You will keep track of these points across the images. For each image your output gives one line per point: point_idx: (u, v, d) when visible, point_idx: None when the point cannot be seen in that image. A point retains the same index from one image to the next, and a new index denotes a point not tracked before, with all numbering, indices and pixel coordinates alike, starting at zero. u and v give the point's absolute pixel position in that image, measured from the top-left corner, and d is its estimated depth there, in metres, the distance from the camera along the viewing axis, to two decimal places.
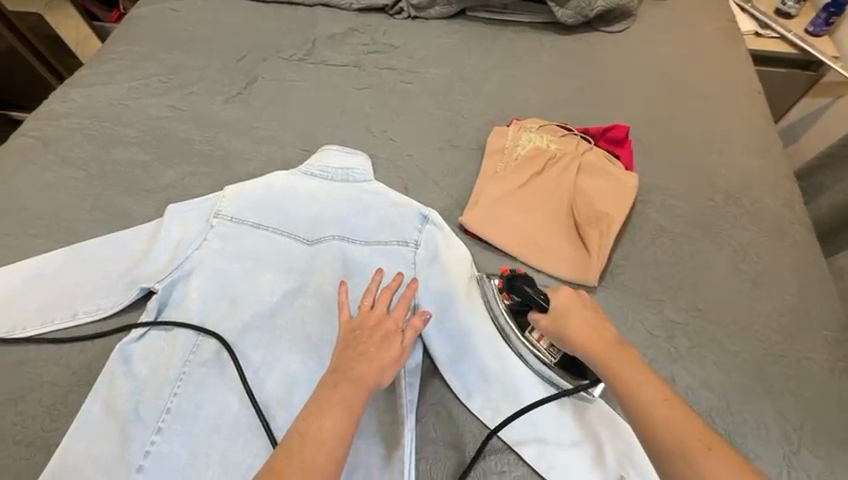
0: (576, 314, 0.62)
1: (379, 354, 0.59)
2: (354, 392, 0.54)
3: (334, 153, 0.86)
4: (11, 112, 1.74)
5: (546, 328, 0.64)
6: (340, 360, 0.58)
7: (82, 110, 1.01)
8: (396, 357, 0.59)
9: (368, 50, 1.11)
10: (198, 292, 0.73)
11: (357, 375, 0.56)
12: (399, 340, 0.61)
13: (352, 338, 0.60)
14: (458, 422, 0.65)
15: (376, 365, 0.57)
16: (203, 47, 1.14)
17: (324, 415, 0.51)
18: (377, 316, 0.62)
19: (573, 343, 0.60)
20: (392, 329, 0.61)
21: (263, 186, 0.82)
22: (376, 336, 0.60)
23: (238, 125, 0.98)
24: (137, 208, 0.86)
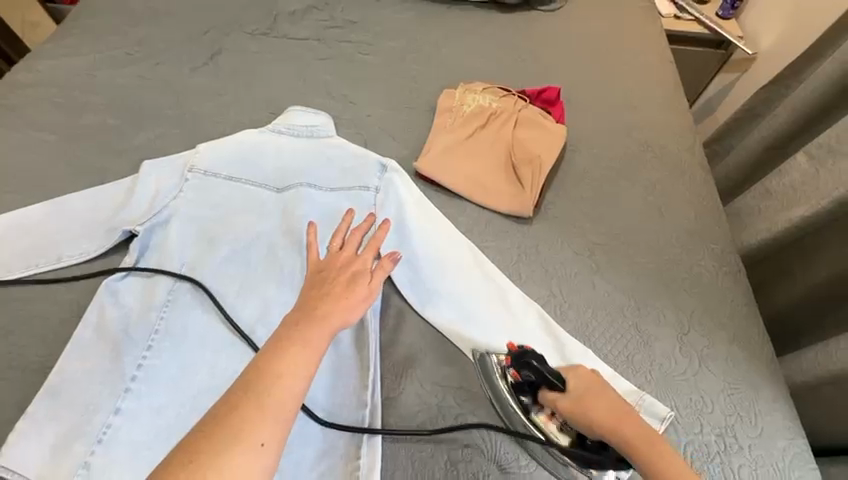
0: (595, 396, 0.60)
1: (346, 293, 0.60)
2: (319, 329, 0.55)
3: (298, 112, 0.94)
4: None
5: (570, 416, 0.59)
6: (307, 300, 0.59)
7: (47, 79, 1.05)
8: (365, 297, 0.61)
9: (327, 26, 1.20)
10: (177, 235, 0.80)
11: (322, 315, 0.57)
12: (369, 281, 0.62)
13: (320, 276, 0.62)
14: (417, 329, 0.75)
15: (343, 303, 0.59)
16: (167, 22, 1.19)
17: (286, 353, 0.52)
18: (346, 256, 0.64)
19: (597, 430, 0.57)
20: (360, 268, 0.63)
21: (233, 143, 0.89)
22: (343, 274, 0.62)
23: (206, 92, 1.05)
24: (112, 166, 0.92)
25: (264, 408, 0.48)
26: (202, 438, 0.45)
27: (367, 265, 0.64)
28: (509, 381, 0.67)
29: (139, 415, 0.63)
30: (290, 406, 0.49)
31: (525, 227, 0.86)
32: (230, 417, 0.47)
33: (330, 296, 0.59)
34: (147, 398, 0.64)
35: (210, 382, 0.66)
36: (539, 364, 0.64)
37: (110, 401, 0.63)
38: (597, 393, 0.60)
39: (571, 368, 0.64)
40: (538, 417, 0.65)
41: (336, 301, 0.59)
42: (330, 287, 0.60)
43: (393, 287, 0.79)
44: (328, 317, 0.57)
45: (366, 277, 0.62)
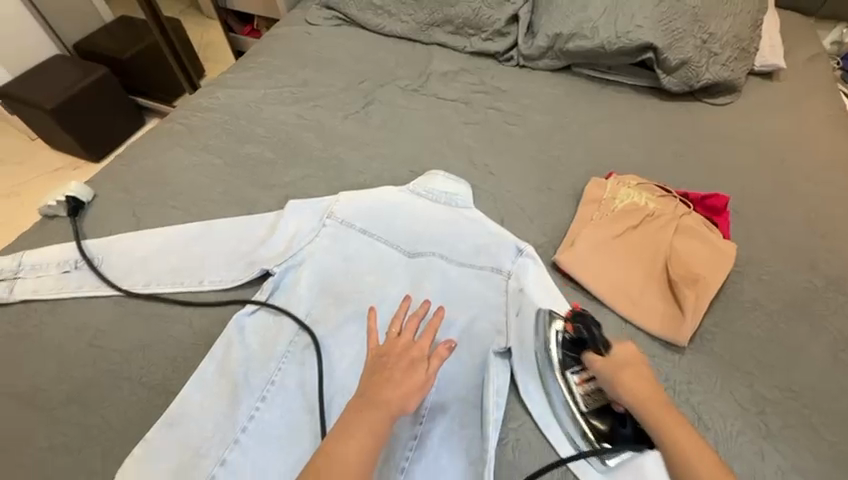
0: (634, 370, 0.63)
1: (405, 379, 0.60)
2: (379, 415, 0.57)
3: (440, 176, 0.93)
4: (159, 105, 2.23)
5: (603, 377, 0.63)
6: (368, 386, 0.59)
7: (222, 107, 1.16)
8: (422, 382, 0.60)
9: (476, 90, 1.20)
10: (307, 282, 0.80)
11: (382, 403, 0.57)
12: (425, 366, 0.62)
13: (379, 361, 0.62)
14: (538, 451, 0.66)
15: (399, 389, 0.59)
16: (330, 68, 1.28)
17: (348, 439, 0.55)
18: (403, 342, 0.63)
19: (626, 393, 0.61)
20: (418, 356, 0.62)
21: (374, 197, 0.90)
22: (400, 361, 0.61)
23: (354, 139, 1.09)
24: (260, 198, 0.97)
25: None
26: None
27: (424, 351, 0.63)
28: (561, 339, 0.71)
29: (241, 473, 0.61)
30: None
31: (676, 357, 0.74)
32: None
33: (390, 383, 0.59)
34: (253, 454, 0.62)
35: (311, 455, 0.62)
36: (593, 326, 0.68)
37: (218, 450, 0.62)
38: (637, 369, 0.63)
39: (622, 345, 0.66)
40: (574, 379, 0.68)
41: (394, 390, 0.59)
42: (389, 375, 0.60)
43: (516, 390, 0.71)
44: (387, 405, 0.57)
45: (423, 363, 0.62)
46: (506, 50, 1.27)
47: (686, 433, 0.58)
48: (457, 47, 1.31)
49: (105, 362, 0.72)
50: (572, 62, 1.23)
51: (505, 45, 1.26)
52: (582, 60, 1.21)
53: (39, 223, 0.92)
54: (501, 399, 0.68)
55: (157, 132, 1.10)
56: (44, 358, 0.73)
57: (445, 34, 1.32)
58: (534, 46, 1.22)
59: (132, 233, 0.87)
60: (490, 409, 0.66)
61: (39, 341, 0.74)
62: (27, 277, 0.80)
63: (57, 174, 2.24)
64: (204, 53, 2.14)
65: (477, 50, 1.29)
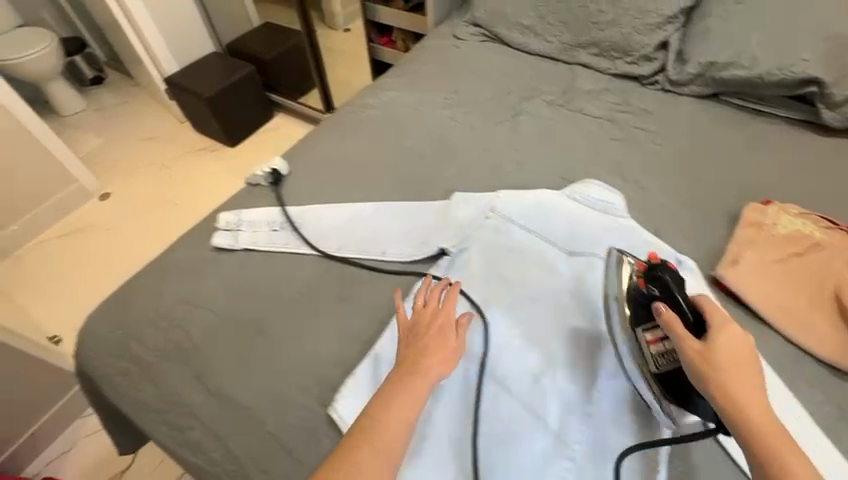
0: (740, 362, 0.59)
1: (442, 347, 0.68)
2: (417, 380, 0.63)
3: (595, 185, 1.00)
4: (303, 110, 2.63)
5: (690, 358, 0.61)
6: (409, 354, 0.66)
7: (384, 106, 1.31)
8: (452, 350, 0.69)
9: (620, 109, 1.25)
10: (478, 265, 0.90)
11: (424, 370, 0.64)
12: (448, 335, 0.70)
13: (413, 333, 0.71)
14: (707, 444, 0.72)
15: (437, 355, 0.67)
16: (477, 79, 1.39)
17: (391, 400, 0.60)
18: (430, 312, 0.72)
19: (711, 369, 0.59)
20: (446, 324, 0.71)
21: (533, 197, 0.99)
22: (438, 336, 0.70)
23: (505, 144, 1.18)
24: (425, 188, 1.08)
25: (376, 453, 0.56)
26: (332, 464, 0.54)
27: (450, 320, 0.72)
28: (632, 286, 0.74)
29: (439, 419, 0.75)
30: (397, 451, 0.57)
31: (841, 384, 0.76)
32: (354, 451, 0.55)
33: (433, 354, 0.67)
34: (448, 403, 0.76)
35: (498, 410, 0.75)
36: (674, 289, 0.68)
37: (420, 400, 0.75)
38: (693, 351, 0.61)
39: (723, 329, 0.62)
40: (645, 336, 0.70)
41: (434, 357, 0.66)
42: (426, 343, 0.68)
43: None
44: (429, 370, 0.65)
45: (450, 339, 0.70)
46: (651, 74, 1.32)
47: (720, 402, 0.57)
48: (601, 68, 1.37)
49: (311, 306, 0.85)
50: (720, 91, 1.25)
51: (651, 70, 1.31)
52: (733, 89, 1.22)
53: (245, 190, 1.11)
54: None
55: (332, 124, 1.27)
56: (261, 295, 0.86)
57: (589, 55, 1.39)
58: (683, 72, 1.26)
59: (324, 205, 1.02)
60: None
61: (255, 282, 0.88)
62: (246, 230, 0.96)
63: (199, 153, 2.57)
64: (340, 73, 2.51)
65: (621, 73, 1.35)
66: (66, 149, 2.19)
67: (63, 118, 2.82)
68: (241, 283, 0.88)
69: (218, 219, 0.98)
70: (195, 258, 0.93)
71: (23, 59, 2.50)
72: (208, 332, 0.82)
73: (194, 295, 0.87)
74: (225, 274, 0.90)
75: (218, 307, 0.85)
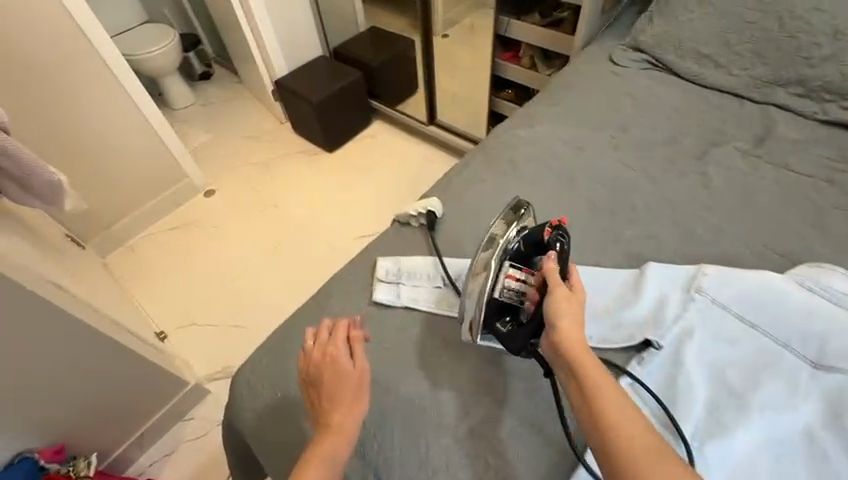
0: (568, 306, 0.66)
1: (343, 391, 0.68)
2: (334, 434, 0.65)
3: (840, 275, 0.79)
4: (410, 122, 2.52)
5: (558, 294, 0.67)
6: (321, 407, 0.68)
7: (540, 141, 1.16)
8: (355, 384, 0.69)
9: (841, 168, 1.02)
10: (694, 364, 0.73)
11: (333, 423, 0.66)
12: (345, 361, 0.70)
13: (311, 372, 0.71)
14: None
15: (343, 405, 0.67)
16: (646, 114, 1.20)
17: (313, 453, 0.63)
18: (330, 353, 0.71)
19: (557, 311, 0.65)
20: (336, 353, 0.71)
21: (750, 278, 0.81)
22: (328, 365, 0.70)
23: (694, 202, 0.99)
24: (603, 251, 0.93)
25: None
26: None
27: (341, 347, 0.71)
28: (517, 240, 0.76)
29: None
30: None
31: None
32: None
33: (338, 390, 0.68)
34: None
35: None
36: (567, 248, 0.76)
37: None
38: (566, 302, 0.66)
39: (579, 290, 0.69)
40: (506, 270, 0.74)
41: (340, 392, 0.68)
42: (330, 390, 0.68)
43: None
44: (334, 413, 0.66)
45: (344, 365, 0.70)
46: None
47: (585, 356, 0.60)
48: (805, 112, 1.13)
49: (491, 396, 0.75)
50: None
51: None
52: None
53: (394, 228, 1.01)
54: None
55: (481, 157, 1.14)
56: (432, 371, 0.78)
57: (789, 96, 1.16)
58: None
59: None
60: None
61: (424, 355, 0.80)
62: (406, 283, 0.87)
63: (297, 156, 2.56)
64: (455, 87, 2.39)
65: (835, 119, 1.10)
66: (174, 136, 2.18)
67: (174, 111, 2.95)
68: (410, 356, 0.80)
69: (376, 268, 0.91)
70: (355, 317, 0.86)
71: (149, 56, 2.66)
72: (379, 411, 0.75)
73: None
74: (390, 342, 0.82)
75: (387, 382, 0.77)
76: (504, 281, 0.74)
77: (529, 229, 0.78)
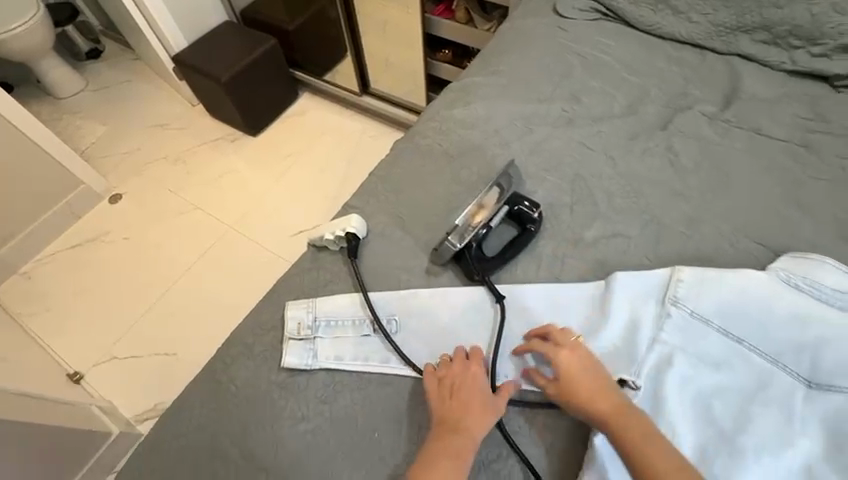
0: (579, 374, 0.62)
1: (477, 405, 0.61)
2: (459, 440, 0.58)
3: (831, 268, 0.68)
4: (339, 91, 2.22)
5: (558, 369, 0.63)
6: (444, 414, 0.61)
7: (483, 123, 0.96)
8: (485, 401, 0.62)
9: (814, 128, 0.89)
10: (678, 403, 0.62)
11: (465, 433, 0.58)
12: (481, 384, 0.63)
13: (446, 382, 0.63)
14: None
15: (475, 418, 0.60)
16: (600, 78, 1.03)
17: (435, 459, 0.56)
18: (470, 371, 0.64)
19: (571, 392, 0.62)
20: (475, 372, 0.64)
21: (732, 280, 0.68)
22: (468, 381, 0.63)
23: (661, 186, 0.84)
24: (564, 259, 0.76)
25: None
26: None
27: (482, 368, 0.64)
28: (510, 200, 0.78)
29: None
30: None
31: None
32: None
33: (471, 409, 0.60)
34: None
35: None
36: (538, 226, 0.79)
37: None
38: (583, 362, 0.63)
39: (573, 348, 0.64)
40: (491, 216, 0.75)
41: (470, 409, 0.60)
42: (464, 401, 0.61)
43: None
44: (465, 424, 0.59)
45: (481, 389, 0.62)
46: None
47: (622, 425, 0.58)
48: (771, 61, 0.99)
49: None
50: None
51: None
52: None
53: (309, 255, 0.80)
54: None
55: (413, 149, 0.94)
56: (363, 450, 0.60)
57: (754, 43, 1.01)
58: None
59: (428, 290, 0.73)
60: None
61: (352, 433, 0.61)
62: (325, 338, 0.68)
63: (216, 144, 2.22)
64: (383, 48, 2.09)
65: (804, 69, 0.96)
66: (47, 133, 1.80)
67: (60, 102, 2.47)
68: (335, 436, 0.61)
69: (285, 322, 0.71)
70: (260, 388, 0.65)
71: (9, 35, 2.13)
72: None
73: (268, 456, 0.60)
74: (307, 418, 0.62)
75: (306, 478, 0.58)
76: (477, 215, 0.74)
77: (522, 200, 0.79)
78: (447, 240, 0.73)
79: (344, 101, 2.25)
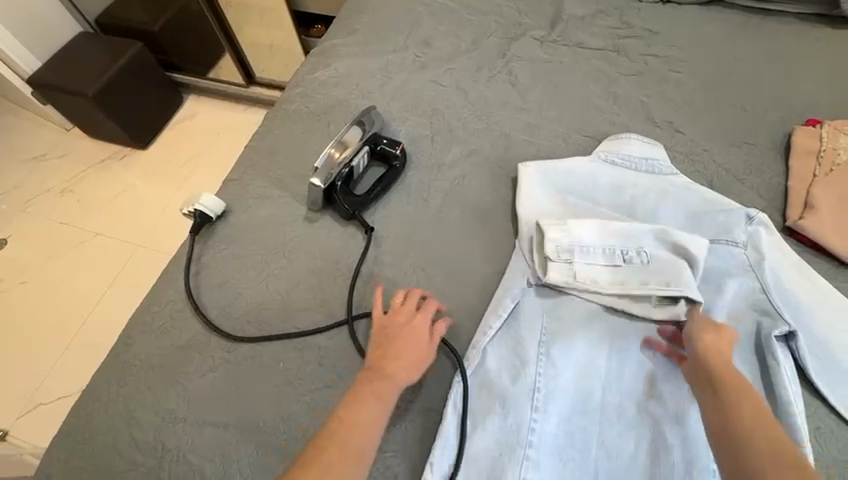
0: (719, 359, 0.59)
1: (408, 347, 0.64)
2: (387, 378, 0.61)
3: (633, 141, 0.83)
4: (225, 87, 2.15)
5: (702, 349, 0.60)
6: (374, 355, 0.63)
7: (344, 79, 1.02)
8: (421, 349, 0.64)
9: (622, 34, 1.04)
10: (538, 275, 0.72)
11: (391, 372, 0.61)
12: (421, 331, 0.65)
13: (385, 331, 0.65)
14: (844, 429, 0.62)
15: (402, 356, 0.63)
16: (445, 20, 1.11)
17: (361, 396, 0.59)
18: (407, 314, 0.67)
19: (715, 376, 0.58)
20: (420, 322, 0.66)
21: (562, 170, 0.81)
22: (405, 330, 0.65)
23: (506, 105, 0.96)
24: (430, 182, 0.85)
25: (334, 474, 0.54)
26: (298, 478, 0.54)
27: (424, 320, 0.66)
28: (374, 140, 0.85)
29: None
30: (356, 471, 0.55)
31: None
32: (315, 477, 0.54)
33: (393, 354, 0.63)
34: (545, 469, 0.60)
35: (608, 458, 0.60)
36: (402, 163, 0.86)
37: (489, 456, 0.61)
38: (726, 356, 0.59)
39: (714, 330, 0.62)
40: (355, 155, 0.82)
41: (401, 355, 0.63)
42: (398, 344, 0.64)
43: (802, 379, 0.64)
44: (391, 364, 0.62)
45: (424, 333, 0.65)
46: None
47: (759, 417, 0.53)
48: None
49: (342, 382, 0.65)
50: None
51: None
52: None
53: (196, 231, 0.83)
54: (796, 387, 0.62)
55: (282, 116, 0.97)
56: (271, 378, 0.66)
57: None
58: None
59: (312, 236, 0.79)
60: (792, 402, 0.61)
61: (258, 367, 0.67)
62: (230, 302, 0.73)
63: (103, 165, 2.08)
64: (260, 35, 2.07)
65: None
66: None
67: None
68: (241, 376, 0.66)
69: (187, 295, 0.74)
70: (165, 355, 0.69)
71: None
72: (216, 457, 0.61)
73: (181, 408, 0.64)
74: (214, 368, 0.67)
75: (220, 416, 0.64)
76: (337, 155, 0.80)
77: (386, 139, 0.86)
78: (314, 183, 0.79)
79: (233, 97, 2.18)
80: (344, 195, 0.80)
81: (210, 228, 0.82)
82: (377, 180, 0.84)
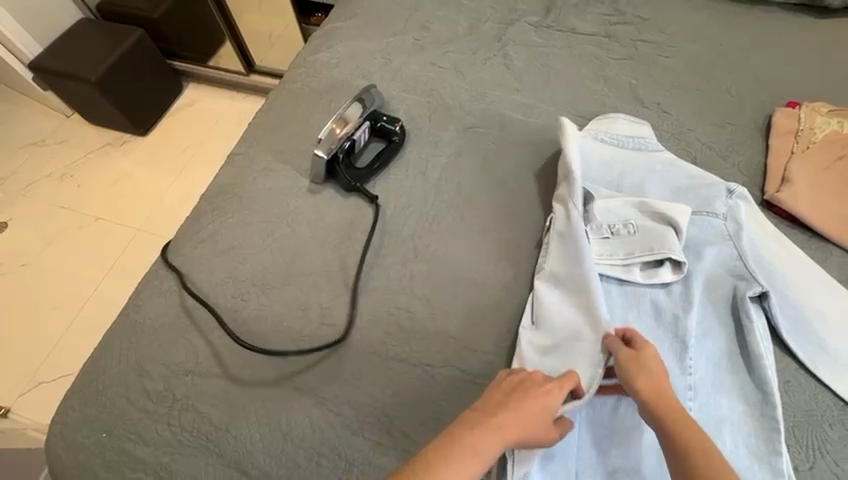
0: (662, 376, 0.59)
1: (531, 415, 0.57)
2: (494, 438, 0.55)
3: (621, 121, 0.87)
4: (227, 76, 2.17)
5: (629, 362, 0.60)
6: (492, 406, 0.58)
7: (346, 61, 1.05)
8: (542, 423, 0.58)
9: (614, 20, 1.08)
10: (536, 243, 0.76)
11: (500, 429, 0.56)
12: (551, 405, 0.58)
13: (514, 387, 0.59)
14: (812, 384, 0.66)
15: (521, 422, 0.57)
16: (444, 6, 1.14)
17: (461, 445, 0.55)
18: (545, 381, 0.60)
19: (660, 399, 0.57)
20: (554, 390, 0.59)
21: (561, 143, 0.84)
22: (539, 396, 0.58)
23: (501, 87, 0.99)
24: (428, 157, 0.89)
25: None
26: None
27: (557, 390, 0.60)
28: (373, 117, 0.89)
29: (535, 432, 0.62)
30: None
31: None
32: None
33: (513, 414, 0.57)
34: None
35: (594, 408, 0.64)
36: (401, 140, 0.90)
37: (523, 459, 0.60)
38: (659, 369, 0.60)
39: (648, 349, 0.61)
40: (355, 131, 0.86)
41: (518, 420, 0.57)
42: (521, 405, 0.57)
43: (772, 336, 0.69)
44: (505, 423, 0.56)
45: (551, 404, 0.59)
46: None
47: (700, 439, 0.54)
48: None
49: (343, 340, 0.69)
50: None
51: None
52: None
53: (204, 202, 0.86)
54: (766, 344, 0.67)
55: (286, 95, 1.01)
56: (276, 337, 0.70)
57: None
58: None
59: (315, 207, 0.83)
60: (762, 356, 0.66)
61: (265, 326, 0.70)
62: (237, 265, 0.77)
63: (103, 151, 2.10)
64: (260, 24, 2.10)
65: None
66: None
67: None
68: (249, 331, 0.70)
69: (196, 260, 0.78)
70: (175, 314, 0.72)
71: None
72: (224, 405, 0.65)
73: (190, 362, 0.68)
74: (222, 326, 0.71)
75: (228, 369, 0.67)
76: (339, 130, 0.84)
77: (385, 117, 0.89)
78: (317, 157, 0.83)
79: (236, 86, 2.20)
80: (345, 169, 0.84)
81: (206, 196, 0.87)
82: (376, 155, 0.88)
